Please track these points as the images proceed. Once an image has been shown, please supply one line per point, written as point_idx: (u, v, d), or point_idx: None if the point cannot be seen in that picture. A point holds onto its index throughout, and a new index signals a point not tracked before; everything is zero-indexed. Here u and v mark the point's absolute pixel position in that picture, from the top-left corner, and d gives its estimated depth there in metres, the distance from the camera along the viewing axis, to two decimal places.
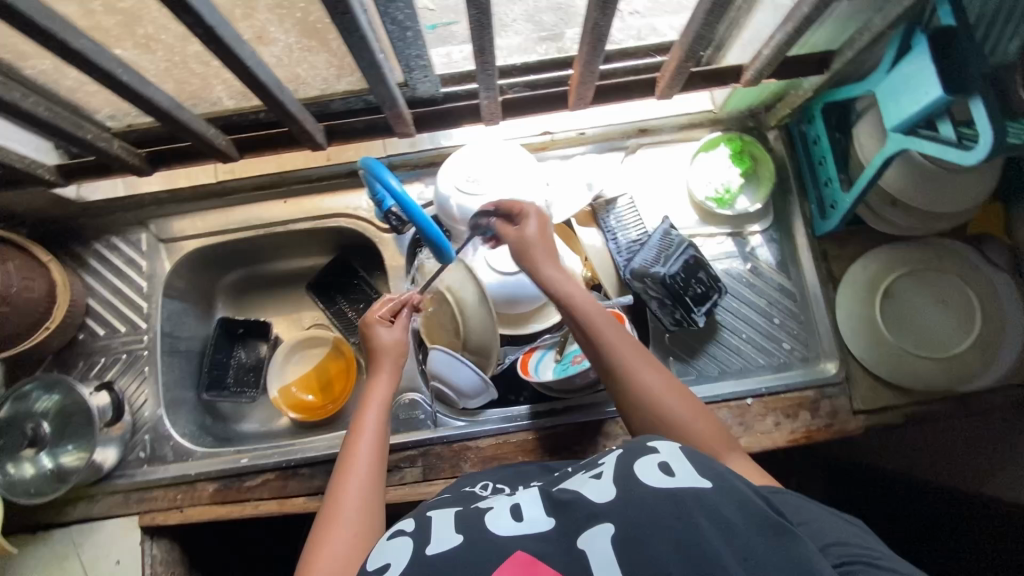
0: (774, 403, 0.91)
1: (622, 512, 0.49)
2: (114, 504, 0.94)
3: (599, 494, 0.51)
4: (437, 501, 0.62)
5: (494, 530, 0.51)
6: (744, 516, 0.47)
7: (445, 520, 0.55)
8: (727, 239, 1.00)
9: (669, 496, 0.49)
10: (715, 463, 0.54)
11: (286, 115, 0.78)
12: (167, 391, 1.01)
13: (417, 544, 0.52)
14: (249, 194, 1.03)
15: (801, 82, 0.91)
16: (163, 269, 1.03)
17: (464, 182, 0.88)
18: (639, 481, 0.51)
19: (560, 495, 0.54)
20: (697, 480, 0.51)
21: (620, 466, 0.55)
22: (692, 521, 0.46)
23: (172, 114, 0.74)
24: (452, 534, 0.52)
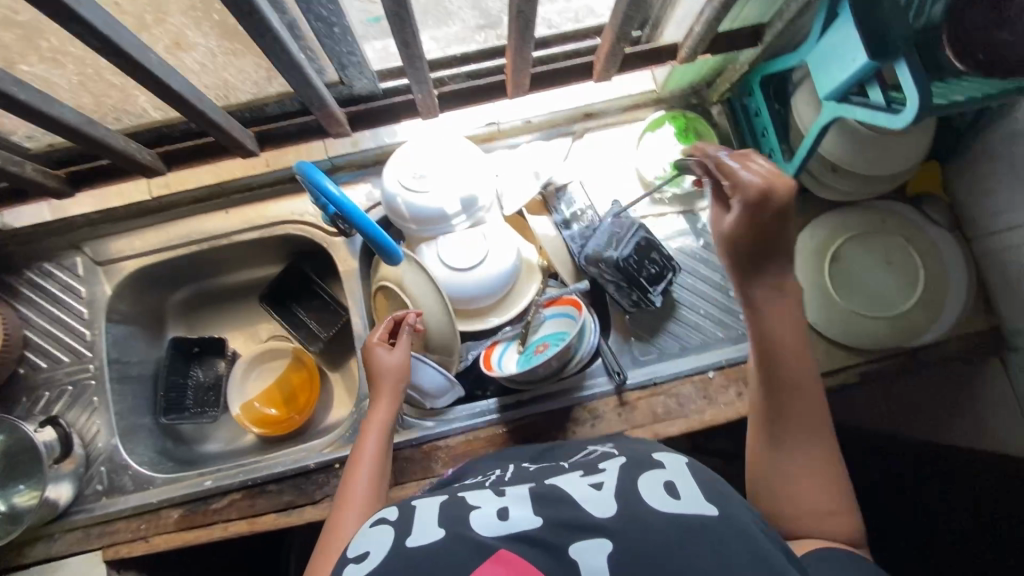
0: (734, 374, 0.93)
1: (624, 532, 0.47)
2: (74, 541, 0.91)
3: (597, 506, 0.50)
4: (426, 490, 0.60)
5: (480, 530, 0.49)
6: (745, 547, 0.46)
7: (428, 511, 0.54)
8: (678, 217, 1.01)
9: (672, 522, 0.48)
10: (721, 487, 0.53)
11: (210, 124, 0.74)
12: (120, 420, 0.97)
13: (398, 534, 0.51)
14: (187, 207, 0.99)
15: (737, 56, 0.91)
16: (104, 294, 0.98)
17: (410, 178, 0.85)
18: (642, 500, 0.50)
19: (551, 492, 0.53)
20: (704, 505, 0.50)
21: (623, 479, 0.53)
22: (693, 549, 0.45)
23: (82, 130, 0.70)
24: (435, 527, 0.51)
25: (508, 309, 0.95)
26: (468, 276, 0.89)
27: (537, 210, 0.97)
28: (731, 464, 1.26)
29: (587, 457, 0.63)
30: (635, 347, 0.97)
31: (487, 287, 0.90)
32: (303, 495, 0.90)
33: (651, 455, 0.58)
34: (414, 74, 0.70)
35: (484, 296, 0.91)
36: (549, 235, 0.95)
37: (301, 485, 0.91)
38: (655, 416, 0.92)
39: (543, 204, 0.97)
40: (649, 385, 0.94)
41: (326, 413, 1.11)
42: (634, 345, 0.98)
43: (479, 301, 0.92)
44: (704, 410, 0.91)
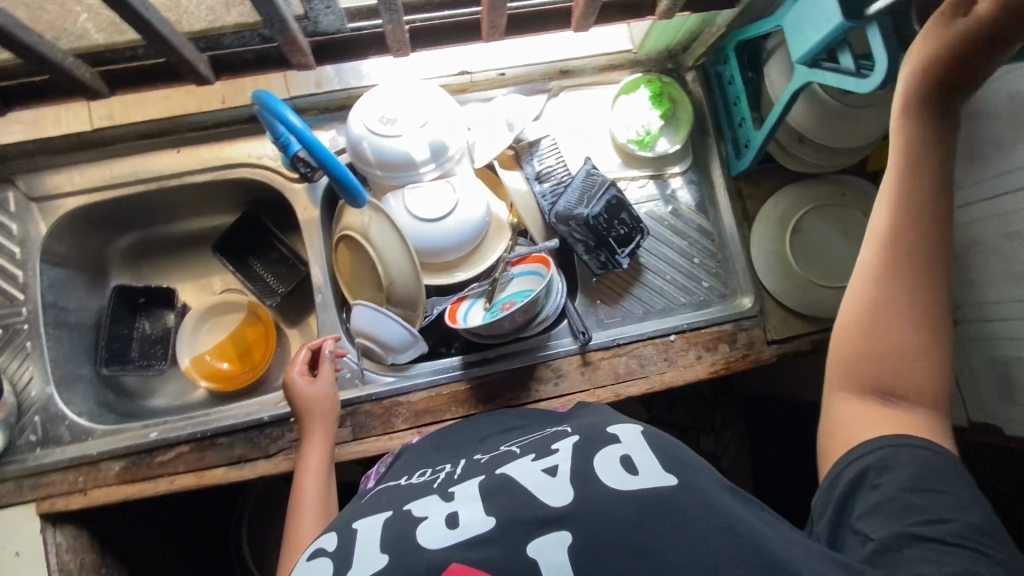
0: (695, 338, 0.95)
1: (582, 519, 0.47)
2: (4, 493, 0.85)
3: (552, 496, 0.49)
4: (366, 502, 0.57)
5: (425, 544, 0.48)
6: (707, 516, 0.47)
7: (373, 530, 0.51)
8: (648, 181, 1.01)
9: (633, 501, 0.48)
10: (680, 453, 0.53)
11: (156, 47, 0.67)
12: (56, 368, 0.91)
13: (337, 566, 0.49)
14: (133, 144, 0.92)
15: (714, 18, 0.91)
16: (39, 232, 0.91)
17: (377, 122, 0.83)
18: (600, 481, 0.50)
19: (503, 491, 0.51)
20: (662, 476, 0.50)
21: (577, 460, 0.52)
22: (654, 528, 0.46)
23: (8, 40, 0.62)
24: (377, 553, 0.49)
25: (473, 266, 0.93)
26: (431, 230, 0.87)
27: (508, 164, 0.95)
28: (686, 433, 1.31)
29: (539, 437, 0.61)
30: (601, 310, 0.98)
31: (452, 242, 0.88)
32: (255, 448, 0.87)
33: (605, 428, 0.57)
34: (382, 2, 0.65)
35: (449, 251, 0.89)
36: (520, 189, 0.93)
37: (255, 439, 0.88)
38: (617, 376, 0.93)
39: (515, 158, 0.95)
40: (612, 346, 0.94)
41: (283, 369, 1.07)
42: (599, 308, 0.98)
43: (443, 256, 0.89)
44: (663, 371, 0.94)
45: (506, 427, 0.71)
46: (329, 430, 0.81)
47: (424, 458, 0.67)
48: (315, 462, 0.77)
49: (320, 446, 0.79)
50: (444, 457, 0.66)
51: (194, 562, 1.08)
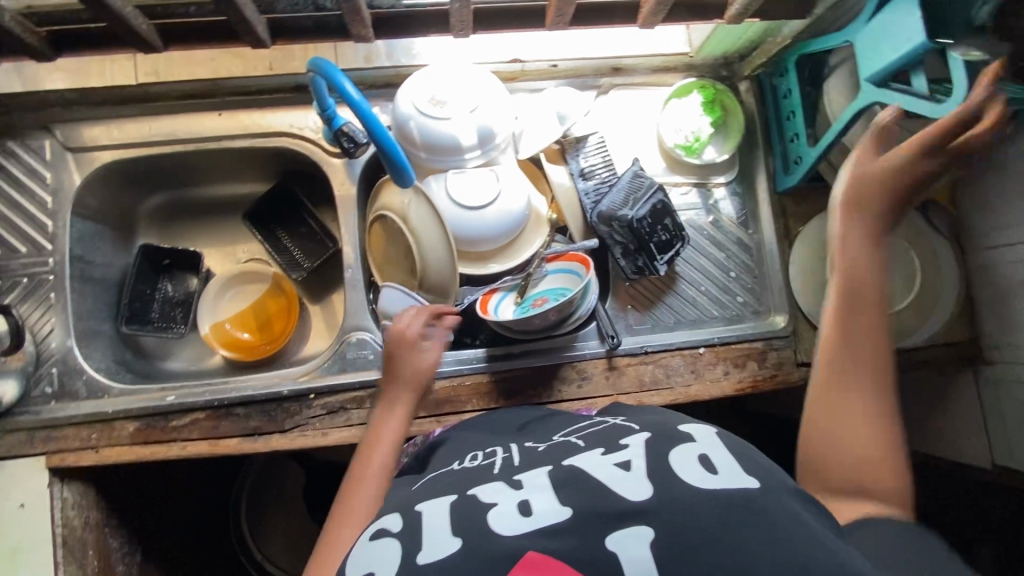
0: (724, 353, 0.94)
1: (664, 516, 0.46)
2: (16, 444, 0.84)
3: (628, 490, 0.48)
4: (425, 484, 0.57)
5: (500, 531, 0.47)
6: (791, 521, 0.45)
7: (437, 516, 0.50)
8: (692, 189, 0.98)
9: (715, 500, 0.46)
10: (756, 457, 0.52)
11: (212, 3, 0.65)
12: (78, 321, 0.90)
13: (405, 550, 0.48)
14: (176, 103, 0.90)
15: (779, 29, 0.88)
16: (72, 183, 0.90)
17: (427, 103, 0.81)
18: (680, 478, 0.49)
19: (578, 483, 0.50)
20: (743, 478, 0.49)
21: (651, 456, 0.51)
22: (741, 528, 0.45)
23: None
24: (449, 538, 0.48)
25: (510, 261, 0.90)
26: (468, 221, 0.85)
27: (554, 159, 0.93)
28: None
29: (601, 429, 0.60)
30: (631, 315, 0.96)
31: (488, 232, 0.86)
32: (271, 422, 0.86)
33: (677, 427, 0.56)
34: None
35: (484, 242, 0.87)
36: (563, 183, 0.91)
37: (272, 412, 0.86)
38: (642, 384, 0.91)
39: (560, 153, 0.93)
40: (639, 353, 0.93)
41: (301, 343, 1.06)
42: (630, 315, 0.95)
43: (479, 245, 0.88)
44: (690, 384, 0.92)
45: (556, 416, 0.71)
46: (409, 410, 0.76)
47: (470, 438, 0.67)
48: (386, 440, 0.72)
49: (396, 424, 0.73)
50: (493, 437, 0.66)
51: (191, 522, 1.09)
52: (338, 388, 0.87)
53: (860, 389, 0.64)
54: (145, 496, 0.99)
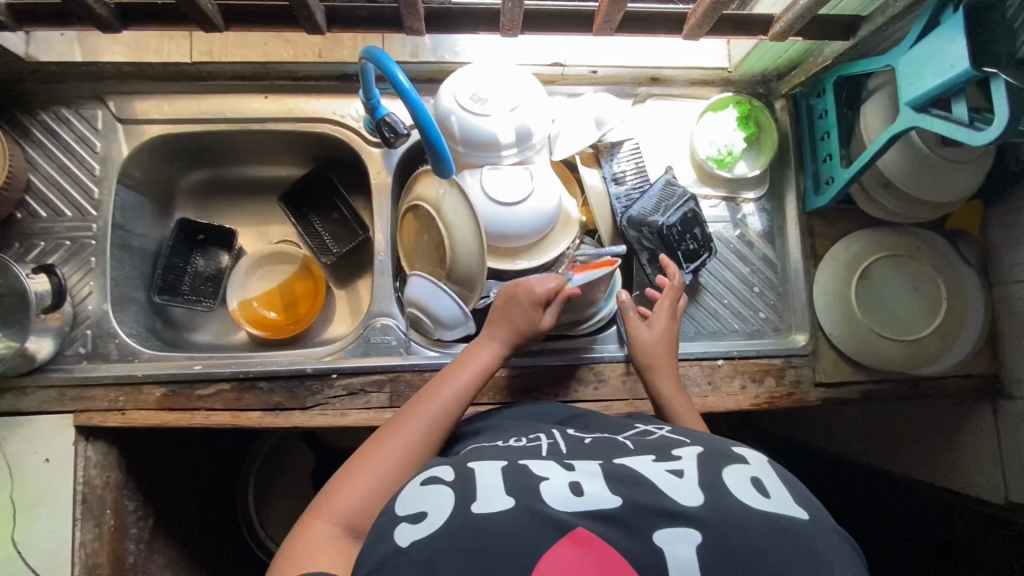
0: (743, 366, 0.95)
1: (711, 525, 0.47)
2: (46, 399, 0.87)
3: (684, 495, 0.50)
4: (477, 453, 0.62)
5: (552, 504, 0.50)
6: (839, 555, 0.46)
7: (490, 477, 0.55)
8: (720, 203, 1.00)
9: (766, 520, 0.48)
10: (809, 493, 0.53)
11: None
12: (114, 286, 0.93)
13: (459, 500, 0.52)
14: (226, 83, 0.93)
15: (823, 48, 0.87)
16: (121, 153, 0.93)
17: (469, 99, 0.83)
18: (732, 495, 0.50)
19: (628, 477, 0.53)
20: (794, 508, 0.50)
21: (703, 471, 0.53)
22: (787, 551, 0.45)
23: None
24: (503, 497, 0.51)
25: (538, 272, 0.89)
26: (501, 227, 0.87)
27: (588, 162, 0.94)
28: None
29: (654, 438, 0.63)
30: None
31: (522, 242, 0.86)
32: (293, 398, 0.88)
33: (731, 448, 0.59)
34: None
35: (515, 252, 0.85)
36: (596, 187, 0.92)
37: (295, 390, 0.88)
38: None
39: (594, 157, 0.94)
40: None
41: (324, 327, 1.08)
42: None
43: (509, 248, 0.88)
44: (706, 395, 0.93)
45: (592, 415, 0.74)
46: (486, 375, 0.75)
47: (512, 425, 0.71)
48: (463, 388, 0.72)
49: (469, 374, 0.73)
50: (534, 427, 0.69)
51: (202, 492, 1.12)
52: (360, 370, 0.89)
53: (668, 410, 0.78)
54: (163, 462, 1.01)
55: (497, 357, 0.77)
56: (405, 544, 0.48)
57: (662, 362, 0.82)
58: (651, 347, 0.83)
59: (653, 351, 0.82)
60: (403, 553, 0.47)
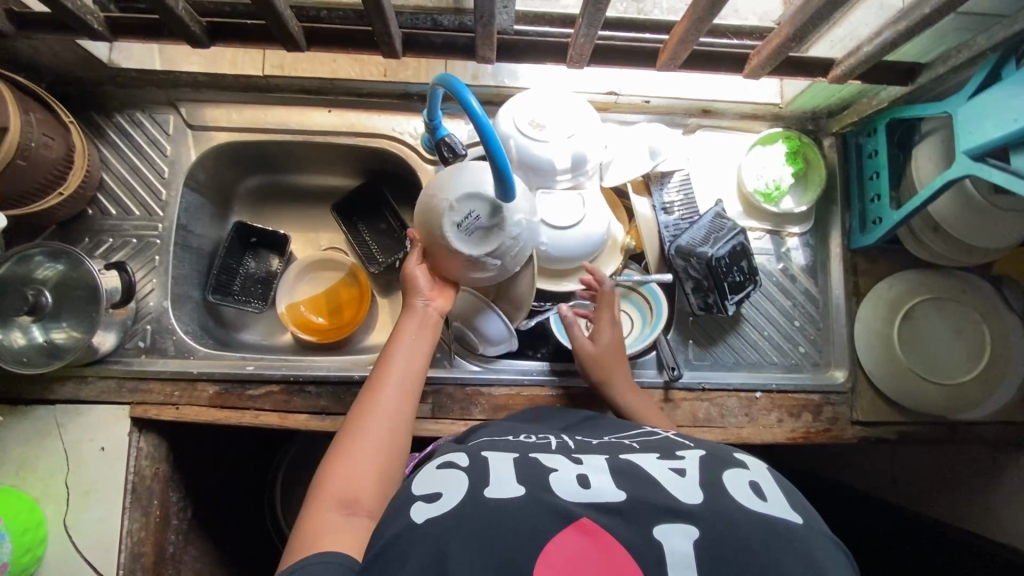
0: (780, 401, 0.96)
1: (706, 519, 0.54)
2: (105, 389, 0.90)
3: (686, 493, 0.56)
4: (489, 441, 0.68)
5: (560, 493, 0.56)
6: (831, 558, 0.52)
7: (503, 468, 0.60)
8: (765, 236, 1.01)
9: (764, 522, 0.54)
10: (802, 500, 0.59)
11: (374, 10, 0.68)
12: (174, 285, 0.96)
13: (474, 482, 0.58)
14: (293, 96, 0.97)
15: (876, 91, 0.89)
16: (188, 158, 0.97)
17: (528, 125, 0.85)
18: (730, 495, 0.56)
19: (632, 474, 0.59)
20: (788, 512, 0.56)
21: (704, 472, 0.60)
22: (780, 551, 0.51)
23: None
24: (514, 485, 0.57)
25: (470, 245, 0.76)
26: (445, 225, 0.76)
27: (640, 190, 0.96)
28: None
29: (655, 440, 0.69)
30: (691, 350, 0.97)
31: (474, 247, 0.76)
32: (339, 403, 0.91)
33: (731, 454, 0.65)
34: (589, 17, 0.67)
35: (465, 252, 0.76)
36: (646, 214, 0.94)
37: (342, 395, 0.91)
38: (695, 420, 0.93)
39: (645, 185, 0.96)
40: (696, 389, 0.94)
41: (365, 333, 1.11)
42: (691, 348, 0.97)
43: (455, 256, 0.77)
44: (743, 426, 0.94)
45: (600, 420, 0.77)
46: (427, 340, 0.79)
47: (520, 425, 0.75)
48: (407, 360, 0.75)
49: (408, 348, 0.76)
50: (538, 428, 0.74)
51: (228, 484, 1.13)
52: None
53: (632, 415, 0.82)
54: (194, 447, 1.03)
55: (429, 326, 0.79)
56: (420, 521, 0.55)
57: (609, 365, 0.85)
58: (600, 355, 0.85)
59: (601, 357, 0.85)
60: (417, 528, 0.54)
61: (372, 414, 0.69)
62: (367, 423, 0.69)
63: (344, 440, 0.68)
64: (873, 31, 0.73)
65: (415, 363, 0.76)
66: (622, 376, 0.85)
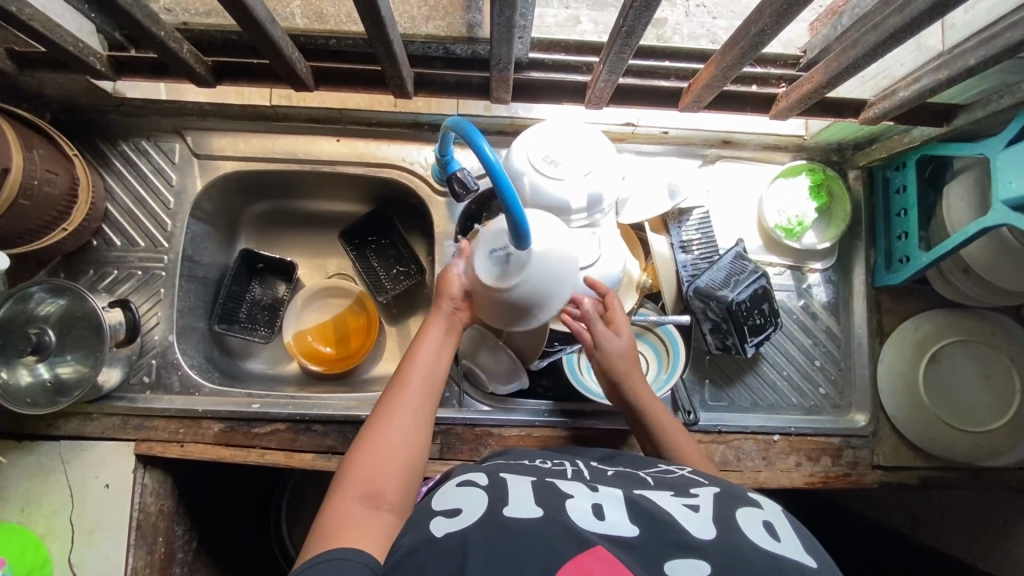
0: (799, 444, 0.93)
1: (718, 555, 0.51)
2: (110, 426, 0.89)
3: (698, 527, 0.54)
4: (505, 464, 0.66)
5: (575, 519, 0.54)
6: None
7: (520, 489, 0.59)
8: (786, 271, 0.98)
9: (773, 562, 0.51)
10: (816, 541, 0.56)
11: (386, 54, 0.66)
12: (179, 317, 0.95)
13: (493, 501, 0.56)
14: (300, 125, 0.95)
15: (905, 129, 0.85)
16: (194, 187, 0.95)
17: (542, 160, 0.82)
18: (743, 532, 0.54)
19: (646, 507, 0.56)
20: (804, 555, 0.53)
21: (718, 508, 0.57)
22: None
23: (273, 40, 0.62)
24: (533, 506, 0.55)
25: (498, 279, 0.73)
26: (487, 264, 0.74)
27: (657, 228, 0.93)
28: None
29: (670, 475, 0.66)
30: (708, 390, 0.95)
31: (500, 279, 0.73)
32: (346, 443, 0.89)
33: (744, 491, 0.62)
34: (611, 64, 0.64)
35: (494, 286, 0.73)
36: (663, 253, 0.91)
37: (349, 435, 0.89)
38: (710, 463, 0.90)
39: (663, 222, 0.93)
40: (712, 432, 0.92)
41: (372, 363, 1.09)
42: (706, 388, 0.95)
43: (489, 293, 0.74)
44: (760, 470, 0.91)
45: (621, 453, 0.75)
46: (454, 343, 0.77)
47: (533, 453, 0.73)
48: (430, 359, 0.74)
49: (433, 347, 0.75)
50: (551, 453, 0.74)
51: (233, 510, 1.12)
52: None
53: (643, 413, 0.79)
54: (196, 479, 1.01)
55: (452, 328, 0.77)
56: (440, 534, 0.53)
57: (625, 364, 0.79)
58: (616, 354, 0.79)
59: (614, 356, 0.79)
60: (437, 541, 0.53)
61: (392, 414, 0.69)
62: (389, 417, 0.69)
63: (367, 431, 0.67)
64: (908, 73, 0.70)
65: (441, 362, 0.75)
66: (636, 376, 0.80)
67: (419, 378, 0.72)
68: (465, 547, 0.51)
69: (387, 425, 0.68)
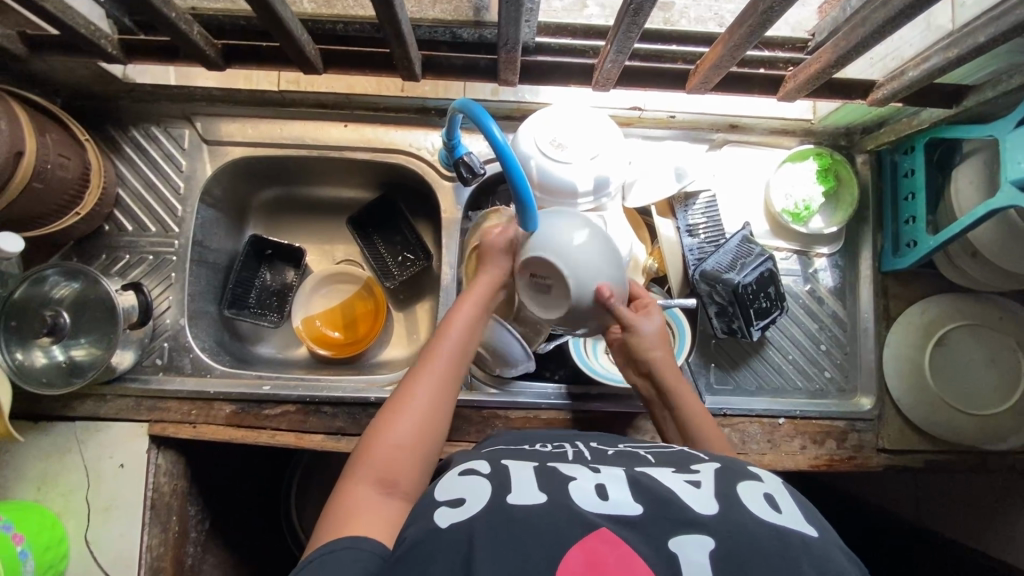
0: (804, 427, 0.93)
1: (722, 530, 0.52)
2: (124, 407, 0.90)
3: (701, 503, 0.55)
4: (508, 449, 0.67)
5: (579, 503, 0.55)
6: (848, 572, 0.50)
7: (522, 474, 0.59)
8: (793, 256, 0.98)
9: (775, 532, 0.52)
10: (817, 513, 0.57)
11: (395, 36, 0.66)
12: (190, 301, 0.96)
13: (495, 490, 0.57)
14: (308, 110, 0.95)
15: (914, 111, 0.84)
16: (204, 173, 0.96)
17: (549, 144, 0.82)
18: (744, 505, 0.55)
19: (650, 485, 0.57)
20: (804, 525, 0.54)
21: (719, 483, 0.58)
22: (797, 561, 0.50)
23: (281, 23, 0.62)
24: (536, 492, 0.56)
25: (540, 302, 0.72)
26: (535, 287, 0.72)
27: (664, 212, 0.93)
28: None
29: (670, 451, 0.66)
30: (713, 373, 0.95)
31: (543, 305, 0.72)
32: (355, 424, 0.90)
33: (744, 465, 0.63)
34: (619, 44, 0.64)
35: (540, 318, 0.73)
36: (670, 237, 0.92)
37: (357, 416, 0.90)
38: None
39: (670, 206, 0.93)
40: (718, 415, 0.92)
41: (381, 347, 1.10)
42: (712, 371, 0.95)
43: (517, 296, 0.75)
44: (765, 453, 0.91)
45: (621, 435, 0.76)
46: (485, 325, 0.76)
47: (534, 435, 0.74)
48: (457, 341, 0.73)
49: (461, 328, 0.74)
50: (556, 435, 0.74)
51: (244, 491, 1.14)
52: None
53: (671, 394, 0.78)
54: (207, 461, 1.02)
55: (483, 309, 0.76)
56: (444, 525, 0.54)
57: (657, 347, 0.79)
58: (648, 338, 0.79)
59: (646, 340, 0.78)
60: (441, 531, 0.53)
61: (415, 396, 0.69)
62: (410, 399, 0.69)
63: (386, 415, 0.68)
64: (917, 54, 0.70)
65: (469, 347, 0.74)
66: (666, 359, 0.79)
67: (445, 362, 0.72)
68: (471, 537, 0.52)
69: (408, 407, 0.68)
